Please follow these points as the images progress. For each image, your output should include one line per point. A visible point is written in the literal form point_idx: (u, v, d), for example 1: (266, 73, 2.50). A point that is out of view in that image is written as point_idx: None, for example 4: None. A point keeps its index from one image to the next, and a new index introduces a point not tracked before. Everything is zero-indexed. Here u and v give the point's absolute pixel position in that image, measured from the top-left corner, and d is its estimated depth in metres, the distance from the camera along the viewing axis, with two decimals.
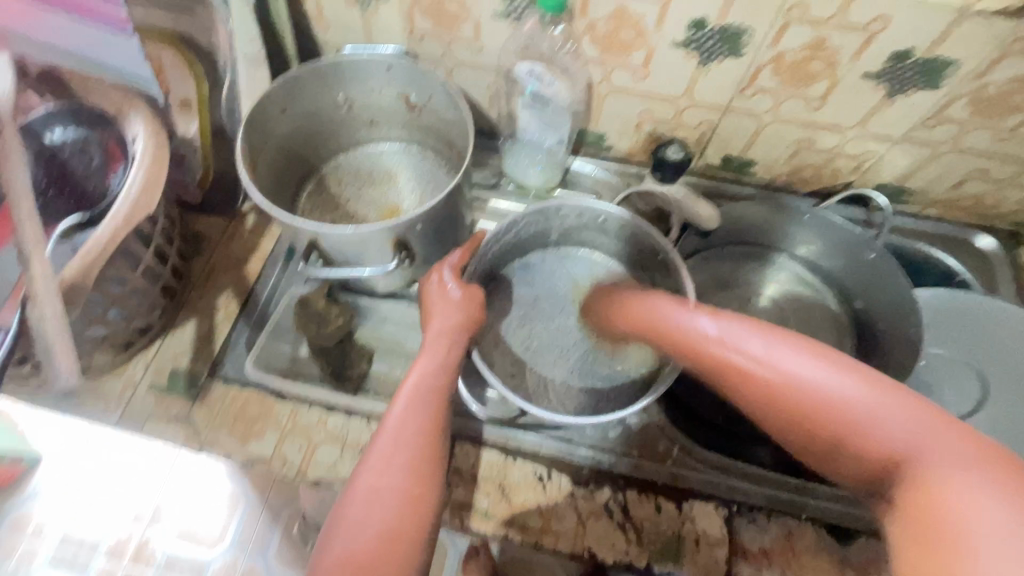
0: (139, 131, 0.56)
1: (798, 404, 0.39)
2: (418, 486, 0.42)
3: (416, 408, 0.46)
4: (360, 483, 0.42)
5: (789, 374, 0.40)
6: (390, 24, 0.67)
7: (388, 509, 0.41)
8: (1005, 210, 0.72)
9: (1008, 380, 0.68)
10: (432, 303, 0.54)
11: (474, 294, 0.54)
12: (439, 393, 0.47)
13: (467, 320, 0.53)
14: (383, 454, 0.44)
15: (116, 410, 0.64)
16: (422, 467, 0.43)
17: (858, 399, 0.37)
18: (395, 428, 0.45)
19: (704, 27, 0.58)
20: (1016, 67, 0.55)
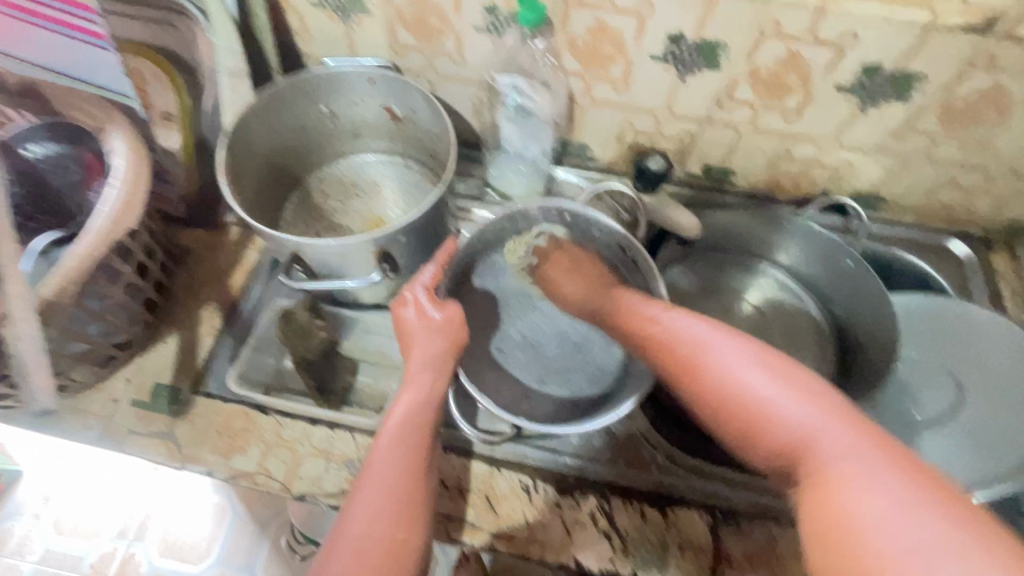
0: (118, 146, 0.55)
1: (715, 386, 0.43)
2: (400, 537, 0.44)
3: (396, 453, 0.47)
4: (345, 537, 0.44)
5: (717, 364, 0.43)
6: (373, 37, 0.68)
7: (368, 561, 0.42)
8: (977, 216, 0.74)
9: (983, 383, 0.69)
10: (409, 332, 0.54)
11: (456, 319, 0.55)
12: (420, 434, 0.49)
13: (447, 348, 0.53)
14: (367, 506, 0.45)
15: (97, 427, 0.63)
16: (403, 511, 0.45)
17: (773, 391, 0.40)
18: (376, 476, 0.46)
19: (681, 41, 0.60)
20: (980, 81, 0.57)
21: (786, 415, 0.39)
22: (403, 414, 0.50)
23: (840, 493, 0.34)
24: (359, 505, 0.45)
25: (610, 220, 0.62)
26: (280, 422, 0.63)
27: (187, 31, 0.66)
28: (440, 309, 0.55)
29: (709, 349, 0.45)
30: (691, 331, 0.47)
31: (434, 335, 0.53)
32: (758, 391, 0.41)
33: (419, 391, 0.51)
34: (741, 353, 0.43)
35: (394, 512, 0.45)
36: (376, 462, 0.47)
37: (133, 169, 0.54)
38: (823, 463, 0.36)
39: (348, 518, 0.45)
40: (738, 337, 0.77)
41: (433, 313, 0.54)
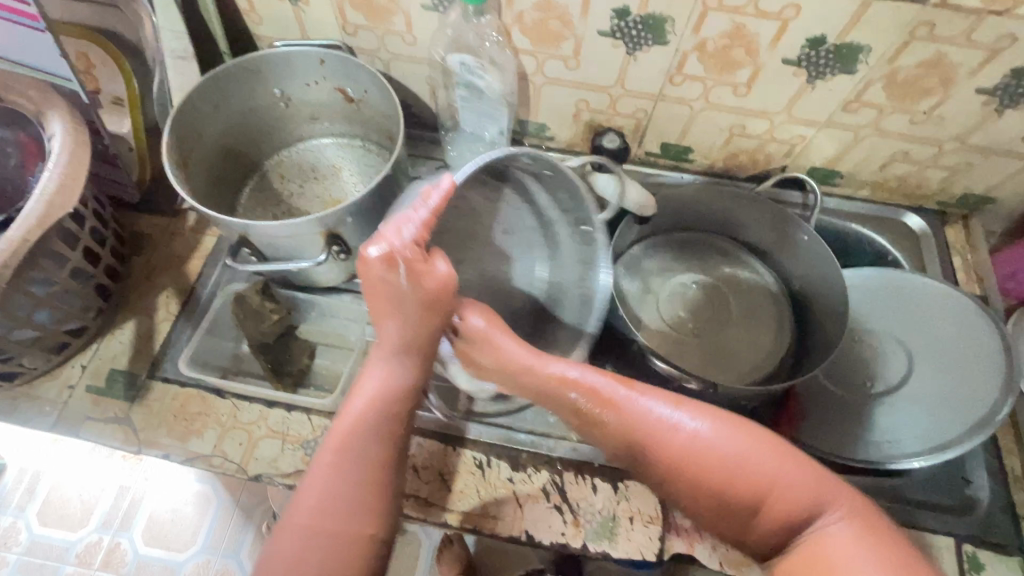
0: (56, 129, 0.55)
1: (716, 471, 0.45)
2: (357, 520, 0.45)
3: (359, 436, 0.48)
4: (299, 510, 0.46)
5: (712, 447, 0.45)
6: (322, 16, 0.67)
7: (324, 540, 0.45)
8: (931, 190, 0.74)
9: (933, 354, 0.70)
10: (381, 288, 0.51)
11: (443, 291, 0.51)
12: (387, 420, 0.49)
13: (421, 329, 0.52)
14: (323, 485, 0.46)
15: (52, 413, 0.63)
16: (362, 497, 0.46)
17: (765, 467, 0.44)
18: (334, 457, 0.47)
19: (627, 16, 0.59)
20: (923, 52, 0.57)
21: (789, 487, 0.44)
22: (370, 395, 0.49)
23: (842, 560, 0.40)
24: (313, 486, 0.46)
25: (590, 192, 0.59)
26: (236, 405, 0.63)
27: (130, 14, 0.65)
28: (427, 272, 0.51)
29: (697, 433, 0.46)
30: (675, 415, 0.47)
31: (410, 310, 0.51)
32: (760, 467, 0.44)
33: (389, 373, 0.51)
34: (728, 432, 0.46)
35: (352, 497, 0.46)
36: (336, 442, 0.47)
37: (71, 151, 0.53)
38: (824, 532, 0.42)
39: (302, 494, 0.46)
40: (698, 315, 0.77)
41: (422, 279, 0.50)
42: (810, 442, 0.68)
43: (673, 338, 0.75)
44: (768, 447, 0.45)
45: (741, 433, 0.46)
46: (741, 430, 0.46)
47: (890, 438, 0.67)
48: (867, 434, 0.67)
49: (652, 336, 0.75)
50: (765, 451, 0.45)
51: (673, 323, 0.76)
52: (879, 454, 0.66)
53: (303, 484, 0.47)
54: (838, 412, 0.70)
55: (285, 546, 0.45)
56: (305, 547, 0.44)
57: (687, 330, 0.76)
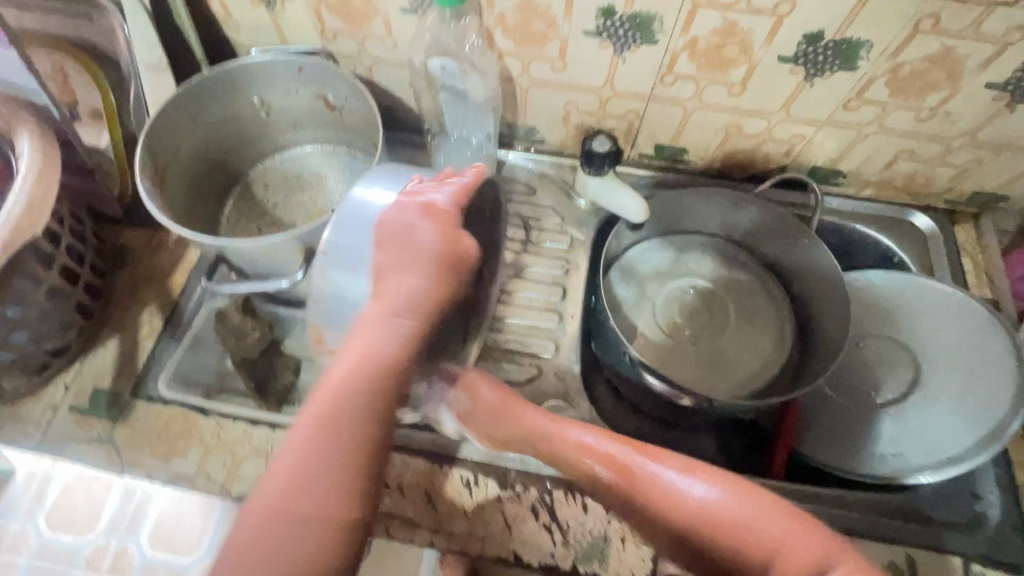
0: (24, 149, 0.54)
1: (719, 527, 0.46)
2: (339, 505, 0.39)
3: (343, 403, 0.42)
4: (266, 492, 0.40)
5: (714, 507, 0.47)
6: (299, 22, 0.65)
7: (294, 531, 0.38)
8: (939, 188, 0.71)
9: (941, 361, 0.67)
10: (408, 233, 0.50)
11: (467, 254, 0.51)
12: (374, 389, 0.43)
13: (431, 289, 0.49)
14: (299, 461, 0.40)
15: (35, 435, 0.62)
16: (343, 479, 0.40)
17: (762, 524, 0.45)
18: (312, 431, 0.41)
19: (613, 15, 0.57)
20: (927, 46, 0.53)
21: (792, 545, 0.44)
22: (354, 359, 0.44)
23: None
24: (288, 460, 0.41)
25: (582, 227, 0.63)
26: (220, 423, 0.62)
27: (103, 24, 0.65)
28: (453, 240, 0.51)
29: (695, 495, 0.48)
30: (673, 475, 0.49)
31: (424, 267, 0.49)
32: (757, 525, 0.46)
33: (381, 332, 0.45)
34: (727, 493, 0.47)
35: (333, 478, 0.40)
36: (318, 412, 0.42)
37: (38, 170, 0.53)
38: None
39: (273, 473, 0.40)
40: (695, 321, 0.74)
41: (449, 240, 0.51)
42: (808, 455, 0.66)
43: (668, 346, 0.72)
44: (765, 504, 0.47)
45: (739, 491, 0.48)
46: (740, 490, 0.48)
47: (894, 451, 0.64)
48: (869, 446, 0.65)
49: (648, 346, 0.72)
50: (762, 507, 0.46)
51: (670, 330, 0.73)
52: (882, 469, 0.64)
53: (275, 458, 0.41)
54: (841, 421, 0.67)
55: (244, 536, 0.38)
56: (270, 534, 0.38)
57: (683, 338, 0.73)
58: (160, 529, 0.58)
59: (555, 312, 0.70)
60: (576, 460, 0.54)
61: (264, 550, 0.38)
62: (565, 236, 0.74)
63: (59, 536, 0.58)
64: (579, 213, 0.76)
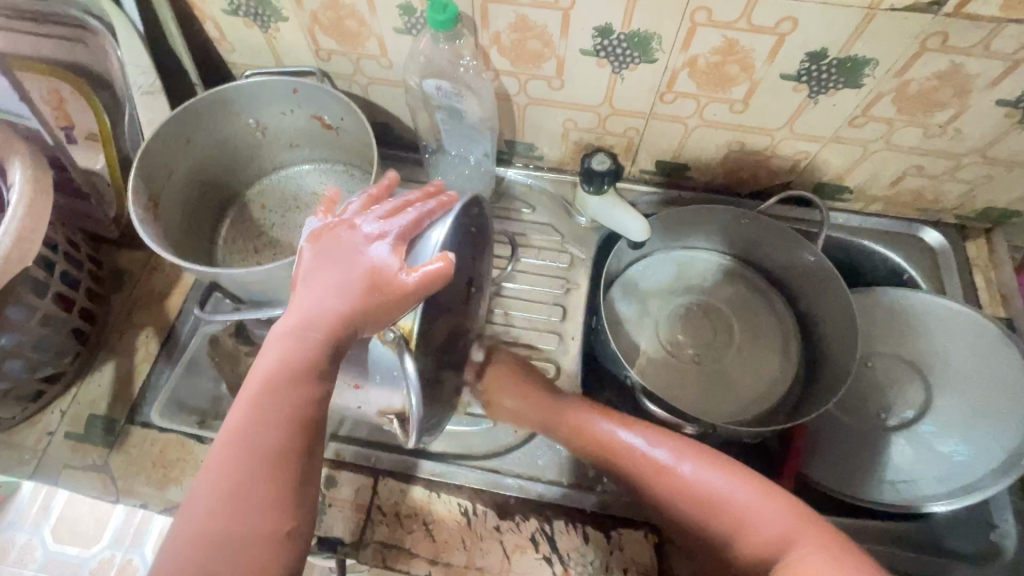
0: (15, 178, 0.53)
1: (698, 495, 0.48)
2: (272, 517, 0.36)
3: (261, 415, 0.38)
4: (188, 519, 0.36)
5: (695, 481, 0.48)
6: (293, 43, 0.64)
7: (225, 553, 0.35)
8: (949, 204, 0.69)
9: (954, 383, 0.65)
10: (341, 250, 0.43)
11: (402, 286, 0.41)
12: (295, 399, 0.39)
13: (354, 311, 0.41)
14: (221, 479, 0.37)
15: (31, 462, 0.61)
16: (272, 490, 0.37)
17: (736, 496, 0.47)
18: (232, 448, 0.37)
19: (611, 34, 0.55)
20: (935, 63, 0.52)
21: (758, 519, 0.45)
22: (265, 371, 0.39)
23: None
24: (210, 478, 0.37)
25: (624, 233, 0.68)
26: None
27: (96, 47, 0.65)
28: (387, 267, 0.42)
29: (678, 467, 0.49)
30: (661, 451, 0.51)
31: (343, 284, 0.41)
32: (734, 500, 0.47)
33: (293, 346, 0.40)
34: (712, 471, 0.49)
35: (262, 491, 0.37)
36: (234, 429, 0.38)
37: (29, 201, 0.52)
38: (794, 559, 0.42)
39: (193, 498, 0.37)
40: (699, 340, 0.73)
41: (382, 263, 0.42)
42: (818, 480, 0.64)
43: (670, 366, 0.71)
44: (747, 481, 0.48)
45: (730, 472, 0.48)
46: (726, 468, 0.49)
47: (906, 476, 0.62)
48: (880, 470, 0.63)
49: (650, 366, 0.70)
50: (742, 482, 0.48)
51: (673, 349, 0.72)
52: (894, 495, 0.61)
53: (195, 481, 0.37)
54: (851, 446, 0.65)
55: (169, 567, 0.35)
56: (198, 561, 0.35)
57: (687, 358, 0.71)
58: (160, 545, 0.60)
59: (554, 333, 0.69)
60: (574, 435, 0.56)
61: (192, 575, 0.35)
62: (565, 254, 0.73)
63: (65, 549, 0.61)
64: (579, 231, 0.75)
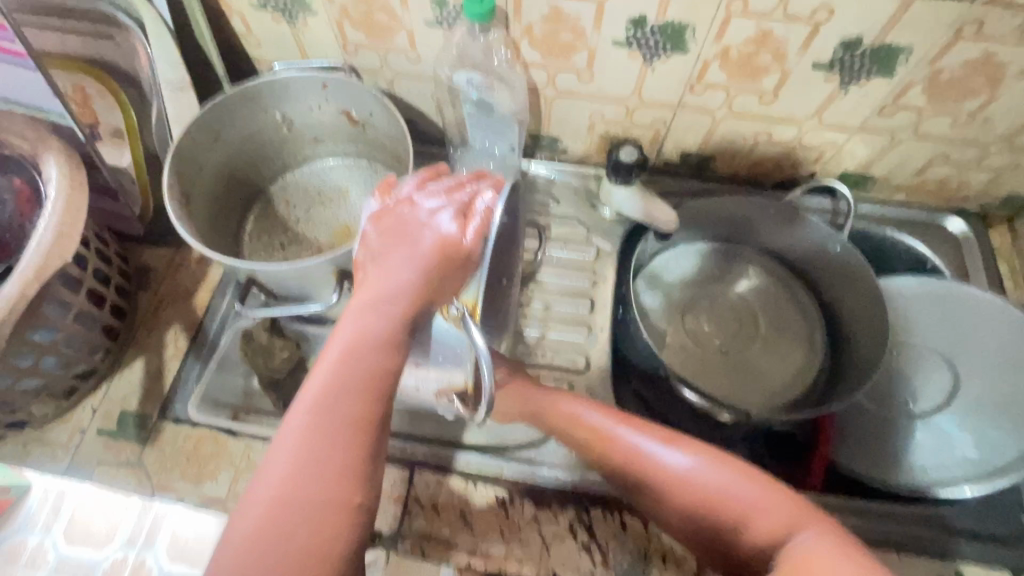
0: (51, 174, 0.54)
1: (667, 482, 0.46)
2: (347, 488, 0.36)
3: (342, 385, 0.38)
4: (266, 481, 0.36)
5: (657, 464, 0.47)
6: (322, 37, 0.64)
7: (304, 517, 0.35)
8: (973, 192, 0.70)
9: (978, 370, 0.66)
10: (407, 225, 0.45)
11: (468, 250, 0.43)
12: (374, 370, 0.39)
13: (425, 281, 0.42)
14: (300, 444, 0.36)
15: (65, 458, 0.61)
16: (351, 459, 0.37)
17: (701, 477, 0.45)
18: (312, 416, 0.37)
19: (644, 25, 0.56)
20: (968, 52, 0.52)
21: (721, 493, 0.44)
22: (345, 344, 0.40)
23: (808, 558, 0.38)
24: (286, 449, 0.36)
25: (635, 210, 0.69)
26: (250, 445, 0.61)
27: (124, 43, 0.64)
28: (452, 239, 0.43)
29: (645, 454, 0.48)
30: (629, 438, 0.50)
31: (415, 260, 0.43)
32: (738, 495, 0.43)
33: (371, 318, 0.41)
34: (674, 453, 0.47)
35: (341, 457, 0.36)
36: (314, 397, 0.38)
37: (68, 198, 0.53)
38: (796, 549, 0.39)
39: (270, 461, 0.37)
40: (724, 330, 0.73)
41: (445, 233, 0.44)
42: (847, 466, 0.64)
43: (698, 356, 0.71)
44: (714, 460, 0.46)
45: (692, 450, 0.47)
46: (691, 449, 0.47)
47: (935, 462, 0.63)
48: (909, 457, 0.64)
49: (679, 355, 0.71)
50: (709, 462, 0.46)
51: (700, 339, 0.72)
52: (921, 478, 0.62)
53: (270, 450, 0.37)
54: (881, 432, 0.65)
55: (246, 528, 0.35)
56: (278, 528, 0.35)
57: (713, 348, 0.72)
58: (177, 541, 0.56)
59: (583, 325, 0.69)
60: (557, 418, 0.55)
61: (273, 539, 0.34)
62: (590, 247, 0.74)
63: (77, 551, 0.56)
64: (604, 223, 0.75)
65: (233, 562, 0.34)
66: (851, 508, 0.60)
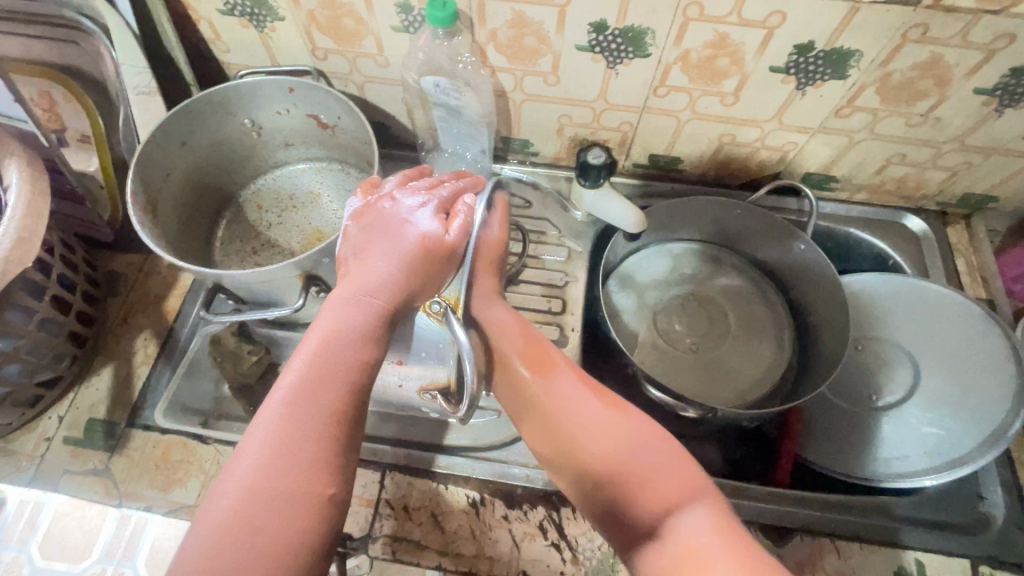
0: (12, 180, 0.53)
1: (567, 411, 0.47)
2: (321, 481, 0.36)
3: (317, 377, 0.38)
4: (235, 475, 0.35)
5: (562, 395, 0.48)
6: (290, 42, 0.64)
7: (273, 512, 0.34)
8: (930, 191, 0.72)
9: (940, 363, 0.67)
10: (388, 222, 0.46)
11: (450, 245, 0.45)
12: (351, 363, 0.39)
13: (405, 275, 0.43)
14: (273, 437, 0.36)
15: (29, 468, 0.60)
16: (324, 453, 0.36)
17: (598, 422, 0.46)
18: (285, 409, 0.37)
19: (606, 29, 0.57)
20: (917, 55, 0.54)
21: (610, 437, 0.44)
22: (322, 335, 0.40)
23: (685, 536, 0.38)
24: (258, 442, 0.36)
25: (615, 216, 0.70)
26: (220, 451, 0.61)
27: (90, 48, 0.65)
28: (432, 233, 0.45)
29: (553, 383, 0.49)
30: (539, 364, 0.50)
31: (397, 255, 0.43)
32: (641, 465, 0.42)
33: (350, 310, 0.41)
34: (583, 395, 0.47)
35: (313, 450, 0.36)
36: (288, 390, 0.38)
37: (30, 204, 0.53)
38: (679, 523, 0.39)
39: (240, 455, 0.36)
40: (695, 329, 0.74)
41: (427, 228, 0.45)
42: (814, 459, 0.65)
43: (669, 355, 0.72)
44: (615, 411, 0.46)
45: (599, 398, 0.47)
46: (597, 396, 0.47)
47: (898, 453, 0.64)
48: (874, 450, 0.65)
49: (650, 354, 0.72)
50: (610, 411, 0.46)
51: (671, 338, 0.73)
52: (885, 469, 0.64)
53: (242, 444, 0.37)
54: (845, 426, 0.67)
55: (215, 523, 0.34)
56: (246, 523, 0.34)
57: (684, 347, 0.73)
58: (154, 555, 0.55)
59: (556, 324, 0.70)
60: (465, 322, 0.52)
61: (240, 534, 0.34)
62: (562, 248, 0.74)
63: (51, 566, 0.55)
64: (576, 224, 0.75)
65: (199, 556, 0.33)
66: (823, 499, 0.61)
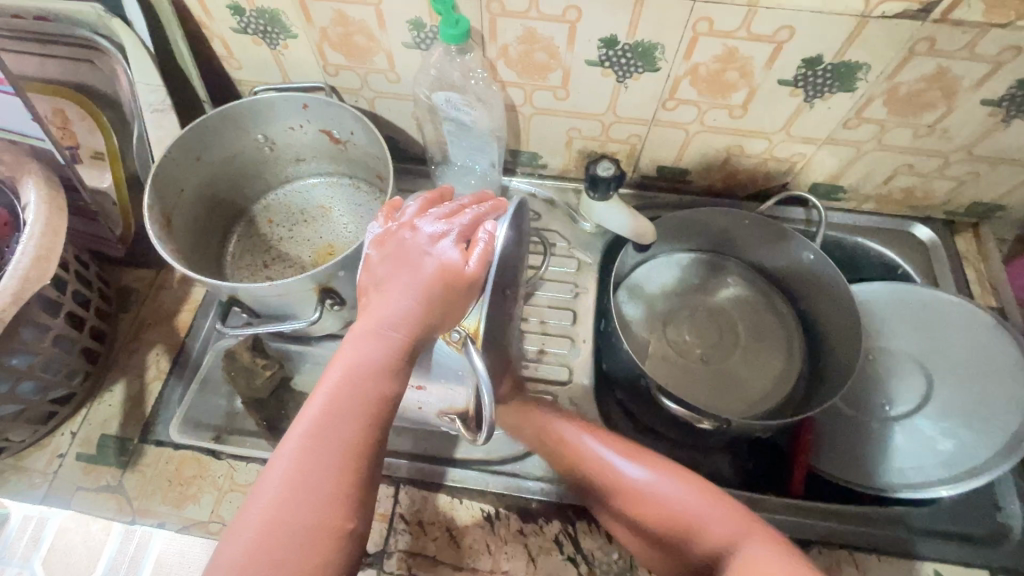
0: (30, 199, 0.54)
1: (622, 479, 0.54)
2: (340, 513, 0.36)
3: (339, 411, 0.38)
4: (257, 506, 0.36)
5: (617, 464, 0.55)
6: (302, 58, 0.65)
7: (292, 545, 0.35)
8: (937, 201, 0.72)
9: (951, 372, 0.67)
10: (408, 252, 0.45)
11: (469, 277, 0.43)
12: (372, 397, 0.39)
13: (425, 308, 0.42)
14: (294, 469, 0.37)
15: (41, 486, 0.60)
16: (343, 487, 0.37)
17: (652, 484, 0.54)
18: (307, 441, 0.37)
19: (616, 44, 0.57)
20: (923, 67, 0.55)
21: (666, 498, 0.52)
22: (344, 367, 0.40)
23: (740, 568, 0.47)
24: (279, 473, 0.37)
25: (624, 226, 0.70)
26: (233, 466, 0.61)
27: (105, 67, 0.66)
28: (453, 265, 0.43)
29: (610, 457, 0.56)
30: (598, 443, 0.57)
31: (416, 287, 0.43)
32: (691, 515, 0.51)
33: (371, 343, 0.41)
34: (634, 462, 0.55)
35: (333, 483, 0.37)
36: (311, 422, 0.38)
37: (48, 222, 0.53)
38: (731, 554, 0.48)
39: (261, 487, 0.37)
40: (705, 340, 0.74)
41: (447, 260, 0.44)
42: (826, 470, 0.65)
43: (680, 365, 0.72)
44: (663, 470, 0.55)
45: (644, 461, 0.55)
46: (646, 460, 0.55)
47: (913, 463, 0.64)
48: (887, 460, 0.65)
49: (661, 366, 0.72)
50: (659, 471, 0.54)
51: (681, 349, 0.73)
52: (900, 480, 0.63)
53: (263, 474, 0.37)
54: (858, 437, 0.67)
55: (235, 554, 0.34)
56: (267, 555, 0.34)
57: (694, 358, 0.73)
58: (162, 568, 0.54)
59: (567, 336, 0.70)
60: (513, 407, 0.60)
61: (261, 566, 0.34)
62: (572, 259, 0.75)
63: None
64: (585, 236, 0.76)
65: None
66: (841, 510, 0.60)
